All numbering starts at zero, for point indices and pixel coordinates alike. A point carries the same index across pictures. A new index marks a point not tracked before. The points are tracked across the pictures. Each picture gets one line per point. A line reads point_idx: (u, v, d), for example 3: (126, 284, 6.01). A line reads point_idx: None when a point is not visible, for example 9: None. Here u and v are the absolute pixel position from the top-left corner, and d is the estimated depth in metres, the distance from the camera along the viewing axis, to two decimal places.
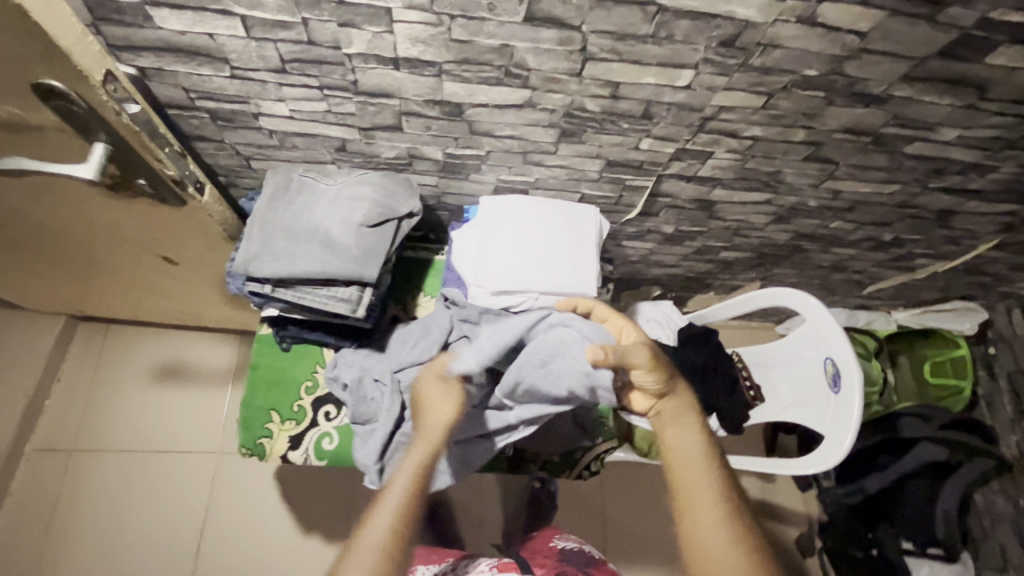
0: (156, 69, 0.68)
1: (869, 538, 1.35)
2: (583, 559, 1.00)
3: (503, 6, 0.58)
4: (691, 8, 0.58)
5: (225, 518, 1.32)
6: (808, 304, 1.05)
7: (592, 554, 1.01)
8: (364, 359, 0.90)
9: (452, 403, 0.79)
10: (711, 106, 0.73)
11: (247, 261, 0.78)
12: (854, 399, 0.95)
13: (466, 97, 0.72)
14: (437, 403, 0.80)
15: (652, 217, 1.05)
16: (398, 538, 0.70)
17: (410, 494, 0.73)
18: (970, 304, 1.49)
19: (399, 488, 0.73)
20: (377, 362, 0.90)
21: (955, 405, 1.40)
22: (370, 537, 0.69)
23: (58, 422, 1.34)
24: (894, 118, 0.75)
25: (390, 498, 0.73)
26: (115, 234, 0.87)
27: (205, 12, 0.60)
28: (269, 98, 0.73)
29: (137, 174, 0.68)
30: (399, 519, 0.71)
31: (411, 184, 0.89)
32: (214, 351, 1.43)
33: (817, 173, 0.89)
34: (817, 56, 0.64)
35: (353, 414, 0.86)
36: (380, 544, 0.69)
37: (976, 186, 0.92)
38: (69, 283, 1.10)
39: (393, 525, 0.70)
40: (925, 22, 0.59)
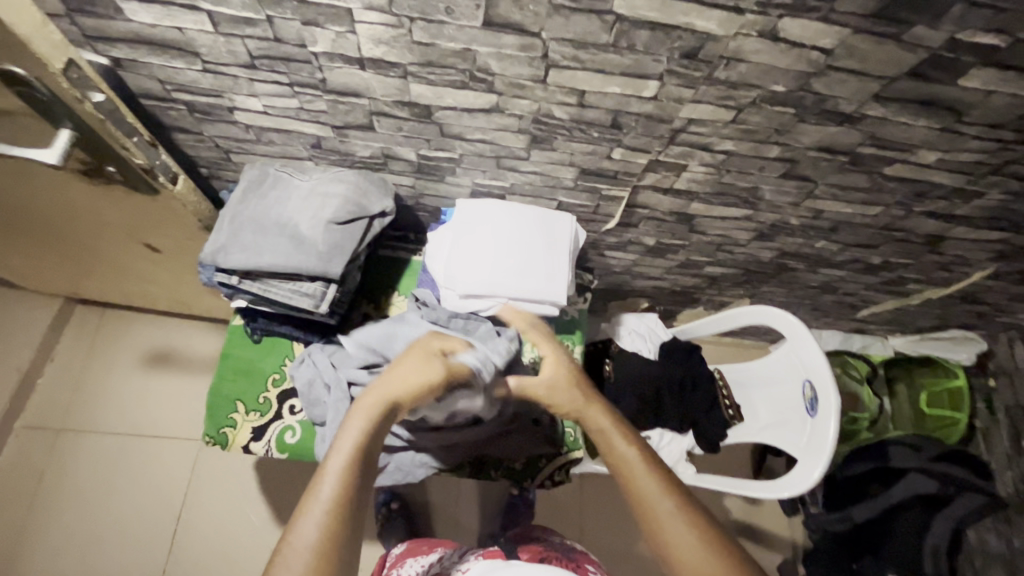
0: (131, 61, 0.70)
1: (853, 569, 1.26)
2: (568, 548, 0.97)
3: (461, 11, 0.58)
4: (650, 19, 0.58)
5: (202, 506, 1.33)
6: (790, 324, 1.02)
7: (576, 545, 0.98)
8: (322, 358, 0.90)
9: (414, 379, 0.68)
10: (680, 118, 0.72)
11: (215, 253, 0.80)
12: (831, 419, 0.93)
13: (434, 99, 0.72)
14: (400, 380, 0.68)
15: (632, 228, 1.04)
16: (338, 544, 0.55)
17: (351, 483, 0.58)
18: (970, 334, 1.44)
19: (342, 479, 0.58)
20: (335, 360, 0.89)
21: (950, 436, 1.35)
22: (303, 543, 0.54)
23: (47, 401, 1.37)
24: (870, 138, 0.73)
25: (329, 491, 0.57)
26: (97, 220, 0.89)
27: (172, 7, 0.61)
28: (242, 93, 0.74)
29: (107, 161, 0.70)
30: (341, 518, 0.56)
31: (385, 184, 0.90)
32: (202, 340, 1.45)
33: (797, 191, 0.87)
34: (783, 72, 0.63)
35: (312, 417, 0.88)
36: (316, 552, 0.53)
37: (963, 212, 0.90)
38: (60, 265, 1.13)
39: (334, 527, 0.55)
40: (891, 40, 0.58)
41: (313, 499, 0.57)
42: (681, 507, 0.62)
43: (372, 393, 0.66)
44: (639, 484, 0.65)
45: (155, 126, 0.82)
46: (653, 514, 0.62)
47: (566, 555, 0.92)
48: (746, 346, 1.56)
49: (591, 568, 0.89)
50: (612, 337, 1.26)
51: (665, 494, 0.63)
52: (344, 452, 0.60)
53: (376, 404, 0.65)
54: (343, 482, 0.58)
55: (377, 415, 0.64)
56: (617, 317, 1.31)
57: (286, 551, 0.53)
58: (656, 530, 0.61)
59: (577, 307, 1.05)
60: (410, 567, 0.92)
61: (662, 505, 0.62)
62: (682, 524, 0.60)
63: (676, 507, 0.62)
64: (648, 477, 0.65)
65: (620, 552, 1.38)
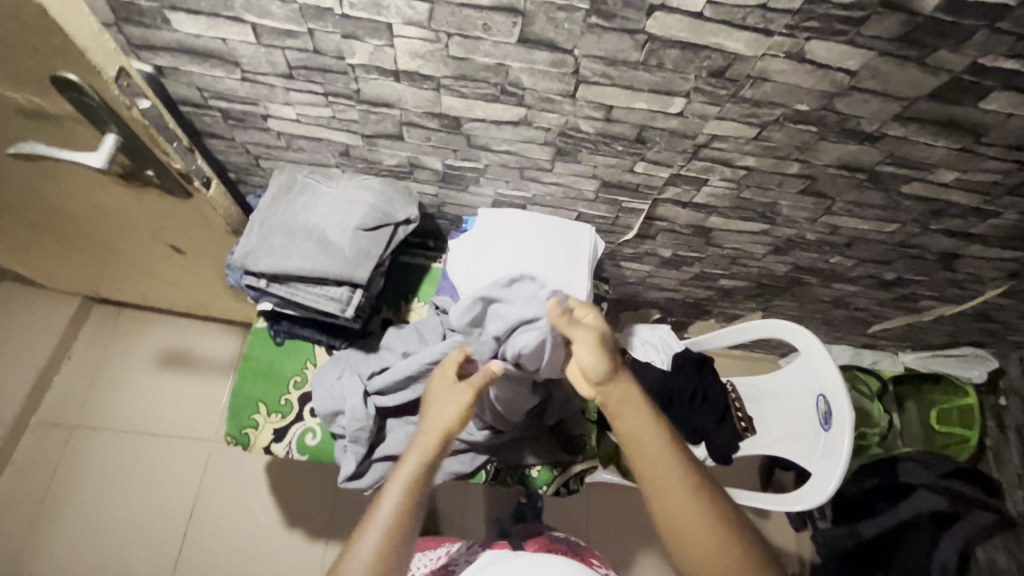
0: (173, 69, 0.72)
1: None
2: (572, 544, 1.00)
3: (498, 27, 0.60)
4: (680, 39, 0.60)
5: (213, 507, 1.34)
6: (804, 338, 1.03)
7: (580, 542, 1.02)
8: (332, 369, 0.91)
9: (457, 408, 0.73)
10: (703, 133, 0.74)
11: (245, 256, 0.82)
12: (846, 436, 0.93)
13: (464, 111, 0.74)
14: (442, 410, 0.73)
15: (649, 240, 1.06)
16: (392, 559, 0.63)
17: (404, 502, 0.66)
18: (979, 352, 1.45)
19: (393, 510, 0.65)
20: (350, 364, 0.92)
21: (960, 454, 1.35)
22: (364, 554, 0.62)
23: (63, 399, 1.39)
24: (889, 157, 0.75)
25: (380, 518, 0.65)
26: (126, 222, 0.91)
27: (218, 19, 0.63)
28: (277, 101, 0.77)
29: (147, 166, 0.72)
30: (394, 540, 0.64)
31: (410, 192, 0.92)
32: (217, 341, 1.47)
33: (814, 207, 0.89)
34: (807, 92, 0.65)
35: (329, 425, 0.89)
36: (379, 554, 0.62)
37: (977, 230, 0.91)
38: (85, 265, 1.15)
39: (387, 546, 0.63)
40: (914, 64, 0.60)
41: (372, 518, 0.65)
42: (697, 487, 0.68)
43: (424, 428, 0.72)
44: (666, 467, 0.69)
45: (190, 131, 0.85)
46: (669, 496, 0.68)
47: (572, 549, 0.97)
48: (755, 359, 1.57)
49: (597, 562, 0.94)
50: (625, 347, 1.27)
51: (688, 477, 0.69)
52: (399, 483, 0.67)
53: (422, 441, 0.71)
54: (394, 510, 0.65)
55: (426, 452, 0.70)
56: (629, 327, 1.32)
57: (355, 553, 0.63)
58: (671, 510, 0.67)
59: None
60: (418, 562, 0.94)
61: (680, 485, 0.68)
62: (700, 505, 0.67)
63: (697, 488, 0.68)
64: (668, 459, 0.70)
65: (627, 563, 1.37)
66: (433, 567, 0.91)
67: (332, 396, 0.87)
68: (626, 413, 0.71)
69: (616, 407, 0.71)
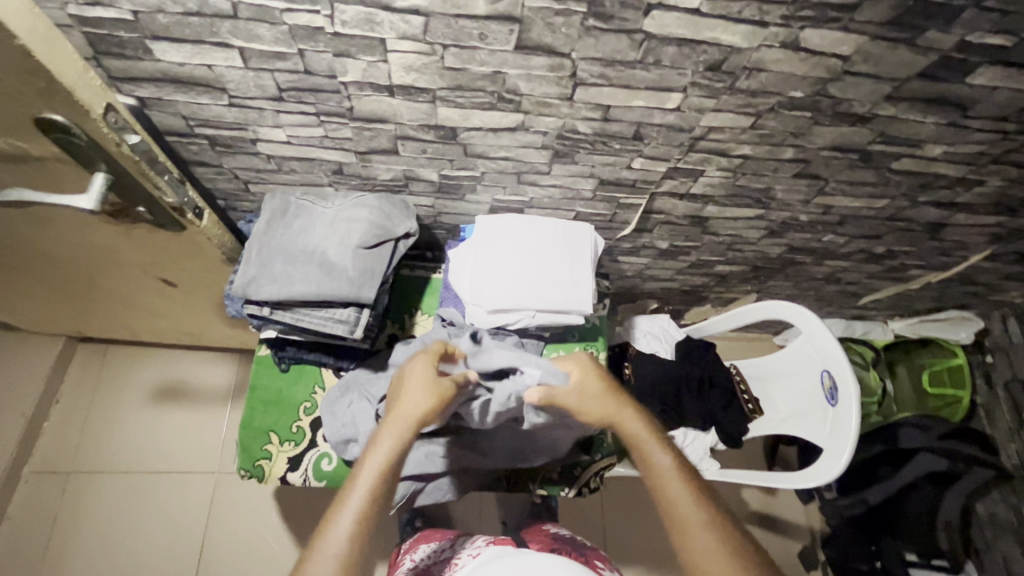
0: (156, 99, 0.70)
1: (871, 550, 1.32)
2: (577, 543, 0.95)
3: (494, 36, 0.60)
4: (677, 35, 0.60)
5: (222, 538, 1.31)
6: (804, 317, 1.04)
7: (587, 541, 0.96)
8: (337, 398, 0.90)
9: (427, 399, 0.71)
10: (700, 126, 0.74)
11: (246, 285, 0.80)
12: (852, 410, 0.94)
13: (460, 121, 0.73)
14: (415, 403, 0.71)
15: (646, 233, 1.06)
16: (358, 562, 0.61)
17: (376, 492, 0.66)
18: (965, 313, 1.46)
19: (356, 519, 0.63)
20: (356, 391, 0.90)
21: (954, 415, 1.37)
22: (331, 553, 0.61)
23: (56, 446, 1.33)
24: (880, 136, 0.76)
25: (346, 518, 0.63)
26: (115, 259, 0.88)
27: (203, 45, 0.61)
28: (266, 124, 0.75)
29: (138, 202, 0.70)
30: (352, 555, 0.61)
31: (407, 206, 0.90)
32: (213, 370, 1.43)
33: (808, 189, 0.90)
34: (802, 79, 0.66)
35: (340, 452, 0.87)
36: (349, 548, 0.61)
37: (963, 200, 0.93)
38: (70, 305, 1.11)
39: (351, 555, 0.61)
40: (905, 45, 0.61)
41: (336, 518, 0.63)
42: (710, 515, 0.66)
43: (393, 420, 0.70)
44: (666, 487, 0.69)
45: (176, 161, 0.82)
46: (682, 528, 0.66)
47: (577, 549, 0.92)
48: (751, 340, 1.60)
49: (601, 564, 0.87)
50: (627, 341, 1.28)
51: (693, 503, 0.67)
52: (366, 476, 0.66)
53: (390, 435, 0.70)
54: (364, 498, 0.65)
55: (397, 445, 0.69)
56: (629, 320, 1.33)
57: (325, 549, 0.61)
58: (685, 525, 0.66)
59: (598, 314, 1.05)
60: (422, 552, 0.91)
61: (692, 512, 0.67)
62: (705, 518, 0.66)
63: (706, 519, 0.66)
64: (673, 480, 0.70)
65: (645, 551, 1.39)
66: (436, 560, 0.87)
67: (342, 424, 0.87)
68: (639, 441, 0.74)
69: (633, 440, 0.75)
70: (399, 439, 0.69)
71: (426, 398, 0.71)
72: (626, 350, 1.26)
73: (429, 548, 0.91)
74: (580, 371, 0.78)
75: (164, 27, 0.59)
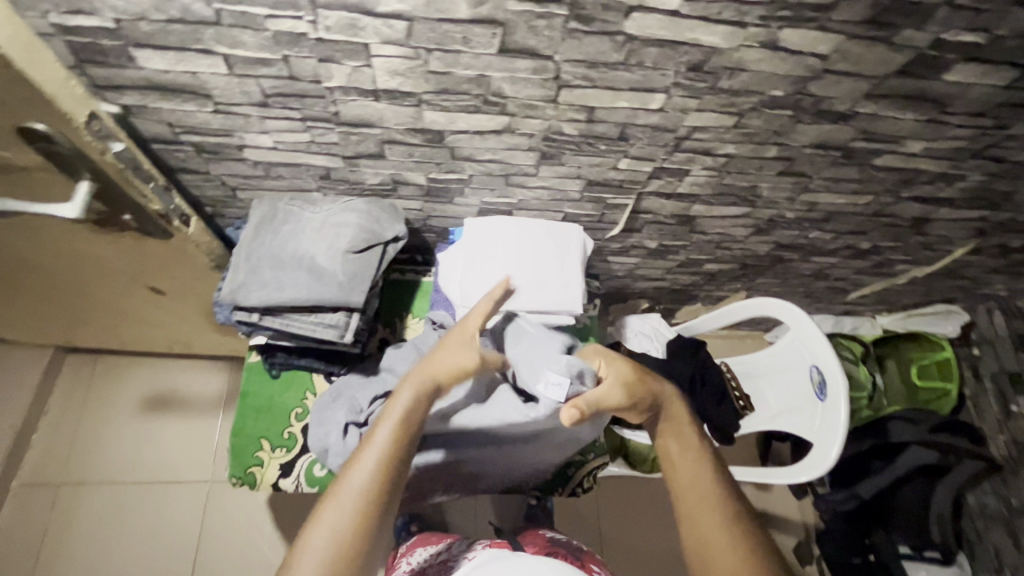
0: (141, 107, 0.69)
1: (865, 544, 1.34)
2: (573, 547, 0.94)
3: (478, 39, 0.60)
4: (659, 37, 0.61)
5: (216, 547, 1.30)
6: (792, 314, 1.05)
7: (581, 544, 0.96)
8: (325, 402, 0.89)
9: (456, 362, 0.72)
10: (684, 126, 0.75)
11: (235, 292, 0.79)
12: (840, 405, 0.96)
13: (446, 124, 0.74)
14: (444, 362, 0.72)
15: (635, 233, 1.07)
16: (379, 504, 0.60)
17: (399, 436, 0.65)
18: (952, 307, 1.48)
19: (377, 458, 0.63)
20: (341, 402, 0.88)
21: (943, 406, 1.39)
22: (354, 488, 0.60)
23: (45, 458, 1.32)
24: (862, 133, 0.77)
25: (372, 454, 0.63)
26: (101, 268, 0.87)
27: (188, 52, 0.61)
28: (253, 130, 0.74)
29: (124, 210, 0.70)
30: (373, 492, 0.60)
31: (396, 210, 0.91)
32: (204, 378, 1.42)
33: (792, 186, 0.91)
34: (783, 78, 0.67)
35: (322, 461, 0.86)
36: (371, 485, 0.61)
37: (945, 194, 0.95)
38: (57, 316, 1.10)
39: (371, 493, 0.60)
40: (883, 44, 0.62)
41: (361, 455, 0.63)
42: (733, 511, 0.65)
43: (421, 371, 0.71)
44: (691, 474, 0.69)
45: (162, 168, 0.82)
46: (703, 515, 0.65)
47: (572, 553, 0.91)
48: (743, 338, 1.61)
49: (597, 567, 0.87)
50: (619, 341, 1.29)
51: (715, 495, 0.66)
52: (392, 419, 0.66)
53: (416, 383, 0.70)
54: (387, 439, 0.64)
55: (419, 393, 0.69)
56: (620, 319, 1.33)
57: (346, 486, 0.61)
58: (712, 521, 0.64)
59: (588, 314, 1.06)
60: (419, 556, 0.91)
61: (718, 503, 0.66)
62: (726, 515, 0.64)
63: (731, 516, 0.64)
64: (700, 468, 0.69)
65: (640, 549, 1.40)
66: (432, 560, 0.88)
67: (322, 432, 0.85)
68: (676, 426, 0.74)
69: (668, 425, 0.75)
70: (424, 389, 0.70)
71: (456, 358, 0.72)
72: (618, 350, 1.27)
73: (426, 551, 0.91)
74: (609, 364, 0.75)
75: (147, 35, 0.59)
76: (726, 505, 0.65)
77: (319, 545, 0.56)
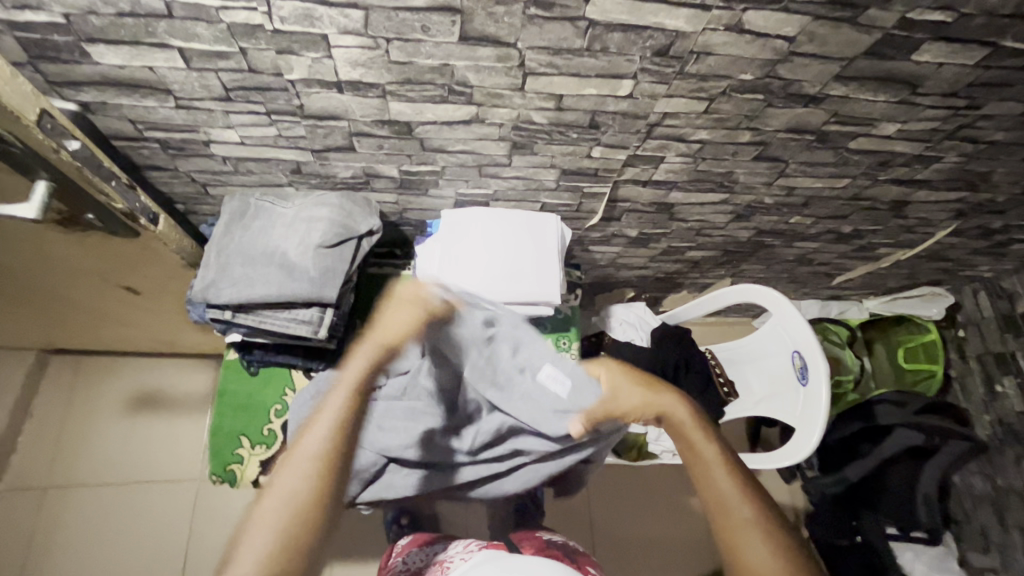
0: (100, 103, 0.68)
1: (853, 526, 1.34)
2: (570, 549, 0.91)
3: (437, 28, 0.59)
4: (621, 22, 0.60)
5: (207, 544, 1.30)
6: (774, 300, 1.04)
7: (577, 546, 0.93)
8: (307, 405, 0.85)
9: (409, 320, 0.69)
10: (655, 113, 0.74)
11: (206, 289, 0.79)
12: (822, 386, 0.96)
13: (413, 115, 0.73)
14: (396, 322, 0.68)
15: (614, 222, 1.06)
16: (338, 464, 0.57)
17: (355, 398, 0.61)
18: (936, 289, 1.48)
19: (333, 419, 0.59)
20: None
21: (930, 388, 1.38)
22: (309, 450, 0.56)
23: (32, 461, 1.32)
24: (834, 116, 0.77)
25: (326, 417, 0.59)
26: (73, 269, 0.87)
27: (142, 47, 0.60)
28: (218, 125, 0.73)
29: (86, 210, 0.70)
30: (330, 455, 0.56)
31: (370, 203, 0.90)
32: (190, 377, 1.42)
33: (769, 171, 0.90)
34: (750, 62, 0.66)
35: None
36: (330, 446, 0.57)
37: (923, 176, 0.94)
38: (35, 318, 1.09)
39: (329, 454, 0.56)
40: (848, 24, 0.61)
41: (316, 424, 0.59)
42: (757, 514, 0.61)
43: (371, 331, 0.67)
44: (712, 487, 0.64)
45: (128, 166, 0.81)
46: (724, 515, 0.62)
47: (567, 555, 0.88)
48: (730, 324, 1.61)
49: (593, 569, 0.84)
50: (604, 330, 1.28)
51: (743, 500, 0.62)
52: (347, 384, 0.62)
53: (373, 347, 0.66)
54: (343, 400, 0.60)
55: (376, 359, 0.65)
56: (606, 309, 1.33)
57: (300, 450, 0.56)
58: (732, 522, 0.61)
59: (569, 304, 1.05)
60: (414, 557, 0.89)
61: (737, 505, 0.62)
62: (747, 510, 0.61)
63: (752, 514, 0.61)
64: (722, 476, 0.65)
65: (630, 536, 1.40)
66: (427, 561, 0.85)
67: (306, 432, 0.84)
68: (686, 427, 0.71)
69: (676, 426, 0.72)
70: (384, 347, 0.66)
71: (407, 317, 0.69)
72: (603, 339, 1.26)
73: (419, 552, 0.90)
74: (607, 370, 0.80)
75: (98, 29, 0.58)
76: (749, 498, 0.63)
77: (270, 514, 0.52)
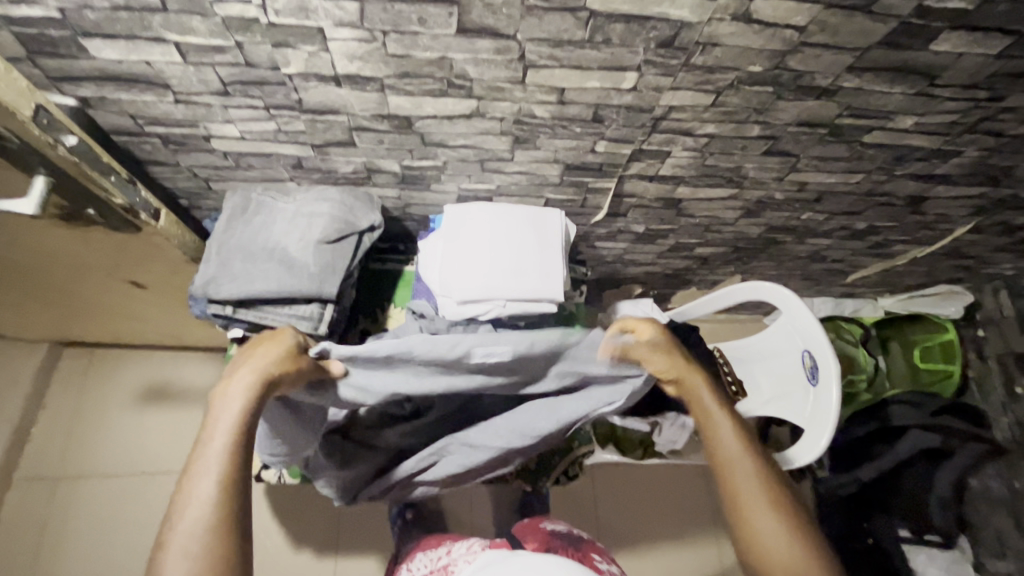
0: (99, 98, 0.68)
1: (864, 528, 1.30)
2: (573, 538, 0.91)
3: (435, 20, 0.58)
4: (623, 11, 0.58)
5: None
6: (784, 298, 1.01)
7: (582, 534, 0.93)
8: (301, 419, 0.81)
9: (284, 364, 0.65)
10: (660, 106, 0.72)
11: (206, 284, 0.79)
12: (831, 391, 0.93)
13: (413, 109, 0.71)
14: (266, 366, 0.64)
15: (620, 218, 1.04)
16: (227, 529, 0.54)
17: (233, 456, 0.57)
18: (954, 287, 1.43)
19: (215, 486, 0.55)
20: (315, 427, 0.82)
21: (945, 390, 1.35)
22: (190, 527, 0.53)
23: (44, 451, 1.33)
24: (847, 109, 0.74)
25: (204, 486, 0.55)
26: (78, 263, 0.87)
27: (138, 40, 0.60)
28: (217, 120, 0.73)
29: (86, 205, 0.71)
30: (218, 524, 0.54)
31: (371, 199, 0.89)
32: (200, 370, 1.44)
33: (780, 166, 0.88)
34: (758, 52, 0.64)
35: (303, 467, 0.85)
36: (214, 513, 0.54)
37: (942, 171, 0.91)
38: (44, 312, 1.10)
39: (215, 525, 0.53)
40: (862, 12, 0.59)
41: (189, 488, 0.55)
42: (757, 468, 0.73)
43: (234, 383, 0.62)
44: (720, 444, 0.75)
45: (131, 162, 0.81)
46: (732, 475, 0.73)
47: (571, 544, 0.87)
48: (740, 322, 1.58)
49: (597, 558, 0.83)
50: None
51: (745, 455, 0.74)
52: (216, 445, 0.58)
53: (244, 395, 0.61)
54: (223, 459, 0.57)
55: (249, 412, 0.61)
56: (613, 306, 1.31)
57: (178, 531, 0.53)
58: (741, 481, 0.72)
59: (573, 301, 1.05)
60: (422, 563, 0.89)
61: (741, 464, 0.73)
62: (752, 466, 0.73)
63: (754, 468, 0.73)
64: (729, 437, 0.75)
65: (637, 533, 1.39)
66: (434, 568, 0.85)
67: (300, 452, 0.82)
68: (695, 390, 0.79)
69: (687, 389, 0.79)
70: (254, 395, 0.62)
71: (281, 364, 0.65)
72: None
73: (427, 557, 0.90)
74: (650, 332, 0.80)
75: (95, 23, 0.58)
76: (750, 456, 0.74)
77: None
